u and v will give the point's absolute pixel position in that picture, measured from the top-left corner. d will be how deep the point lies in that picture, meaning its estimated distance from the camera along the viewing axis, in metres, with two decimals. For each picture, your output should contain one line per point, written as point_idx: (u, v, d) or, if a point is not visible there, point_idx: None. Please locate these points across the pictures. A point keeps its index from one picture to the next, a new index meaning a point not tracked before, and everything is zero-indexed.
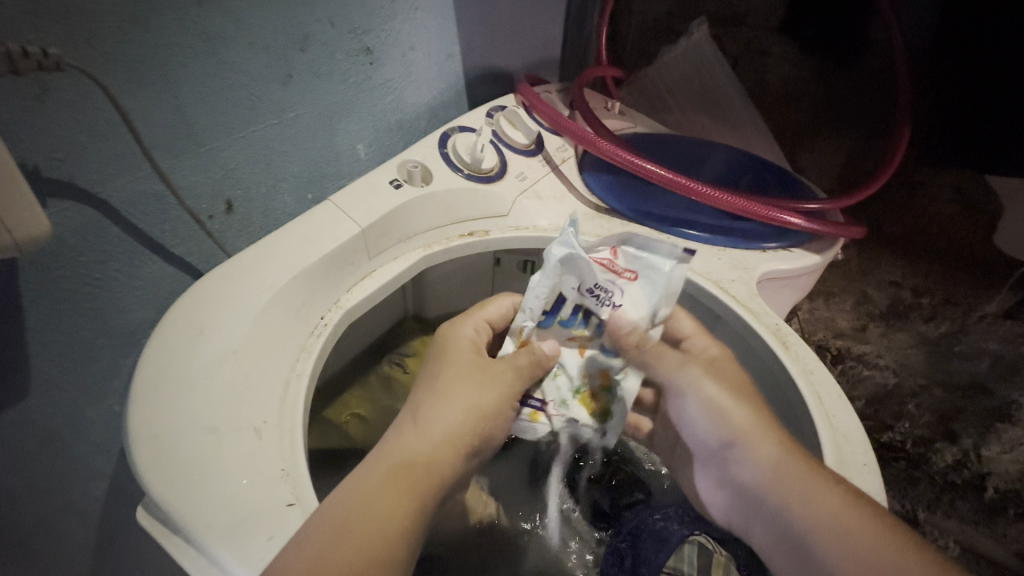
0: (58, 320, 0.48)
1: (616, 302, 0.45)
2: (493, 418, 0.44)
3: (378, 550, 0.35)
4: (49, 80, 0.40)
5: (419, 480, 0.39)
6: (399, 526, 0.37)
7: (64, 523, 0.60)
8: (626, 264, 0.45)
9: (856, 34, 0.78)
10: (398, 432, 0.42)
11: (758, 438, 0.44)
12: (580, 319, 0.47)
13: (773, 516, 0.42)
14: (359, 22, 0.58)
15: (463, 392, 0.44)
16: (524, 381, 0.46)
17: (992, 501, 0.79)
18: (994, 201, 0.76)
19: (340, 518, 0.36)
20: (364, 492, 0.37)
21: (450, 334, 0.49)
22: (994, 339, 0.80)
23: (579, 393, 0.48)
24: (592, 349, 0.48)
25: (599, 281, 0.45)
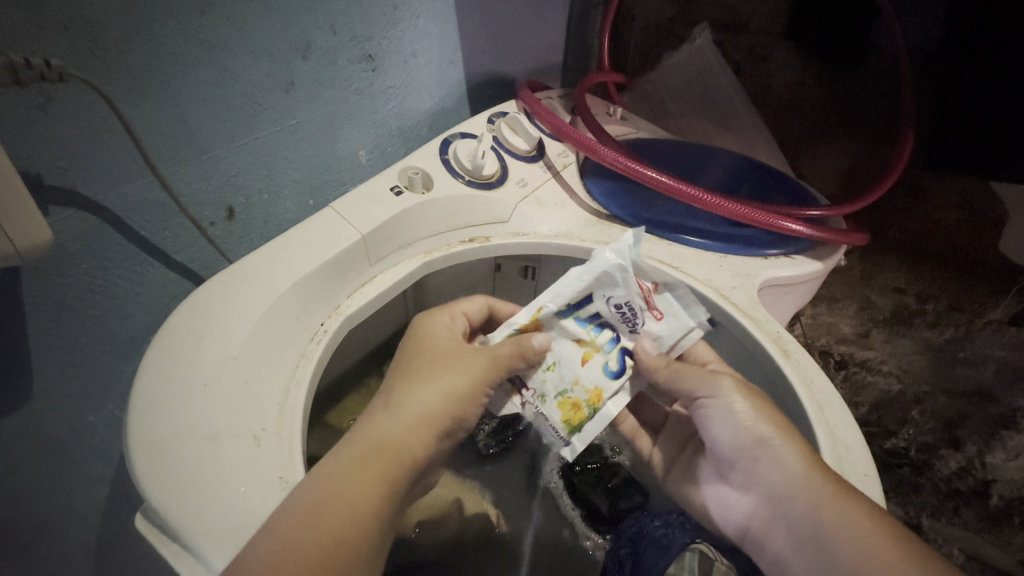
0: (59, 327, 0.48)
1: (636, 327, 0.50)
2: (468, 402, 0.45)
3: (346, 535, 0.36)
4: (52, 90, 0.40)
5: (389, 464, 0.40)
6: (367, 510, 0.37)
7: (66, 527, 0.60)
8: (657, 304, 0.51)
9: (858, 37, 0.77)
10: (370, 417, 0.42)
11: (779, 448, 0.43)
12: (595, 324, 0.50)
13: (794, 525, 0.42)
14: (361, 29, 0.58)
15: (439, 377, 0.44)
16: (502, 369, 0.47)
17: (997, 509, 0.79)
18: (1000, 207, 0.75)
19: (308, 503, 0.36)
20: (334, 476, 0.38)
21: (427, 324, 0.49)
22: (999, 345, 0.78)
23: (562, 396, 0.50)
24: (592, 361, 0.50)
25: (635, 304, 0.49)
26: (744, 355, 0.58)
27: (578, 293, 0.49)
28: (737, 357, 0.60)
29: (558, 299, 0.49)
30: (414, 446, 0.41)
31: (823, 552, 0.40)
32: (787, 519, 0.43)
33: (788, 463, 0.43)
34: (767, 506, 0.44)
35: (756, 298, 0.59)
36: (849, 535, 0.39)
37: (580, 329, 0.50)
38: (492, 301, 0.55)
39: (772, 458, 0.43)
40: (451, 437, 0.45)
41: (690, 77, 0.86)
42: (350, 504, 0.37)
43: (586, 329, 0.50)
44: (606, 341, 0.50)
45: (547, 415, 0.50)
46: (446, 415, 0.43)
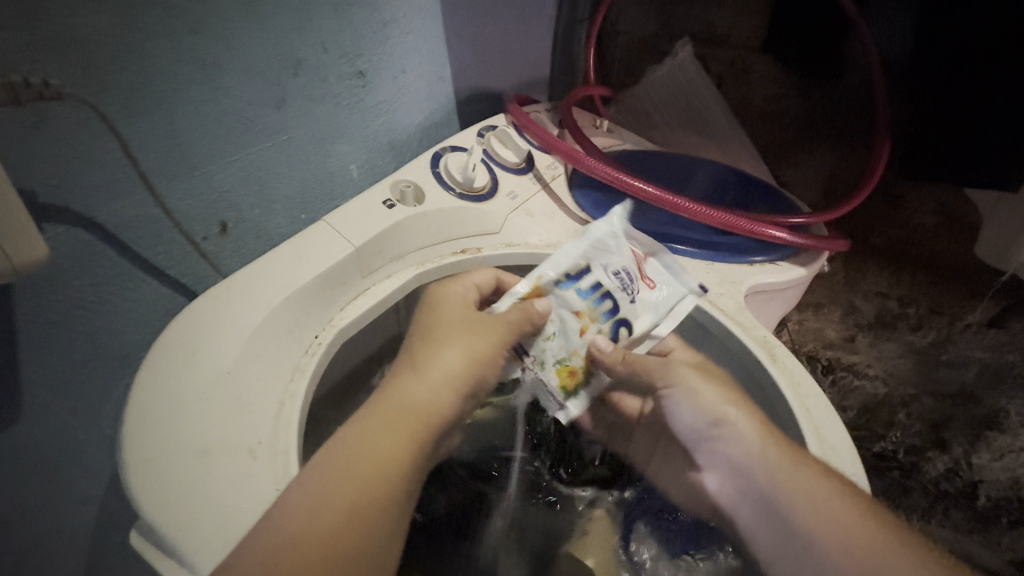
0: (50, 344, 0.48)
1: (633, 295, 0.53)
2: (488, 362, 0.47)
3: (373, 491, 0.38)
4: (46, 108, 0.41)
5: (417, 421, 0.42)
6: (394, 467, 0.40)
7: (55, 549, 0.59)
8: (650, 273, 0.54)
9: (833, 52, 0.80)
10: (396, 380, 0.44)
11: (745, 422, 0.46)
12: (595, 297, 0.52)
13: (758, 493, 0.46)
14: (351, 46, 0.59)
15: (461, 339, 0.46)
16: (514, 331, 0.49)
17: (984, 509, 0.81)
18: (975, 213, 0.78)
19: (339, 458, 0.39)
20: (364, 435, 0.40)
21: (440, 291, 0.51)
22: (980, 347, 0.81)
23: (561, 363, 0.52)
24: (592, 330, 0.52)
25: (628, 270, 0.53)
26: (732, 361, 0.59)
27: (575, 264, 0.53)
28: (725, 362, 0.61)
29: (558, 269, 0.52)
30: (440, 403, 0.44)
31: (789, 522, 0.44)
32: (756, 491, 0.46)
33: (748, 440, 0.46)
34: (735, 480, 0.48)
35: (743, 304, 0.60)
36: (814, 507, 0.42)
37: (580, 300, 0.52)
38: (501, 274, 0.56)
39: (732, 436, 0.47)
40: (473, 395, 0.47)
41: (674, 90, 0.88)
42: (377, 462, 0.39)
43: (586, 299, 0.52)
44: (603, 315, 0.52)
45: (545, 379, 0.53)
46: (467, 373, 0.45)
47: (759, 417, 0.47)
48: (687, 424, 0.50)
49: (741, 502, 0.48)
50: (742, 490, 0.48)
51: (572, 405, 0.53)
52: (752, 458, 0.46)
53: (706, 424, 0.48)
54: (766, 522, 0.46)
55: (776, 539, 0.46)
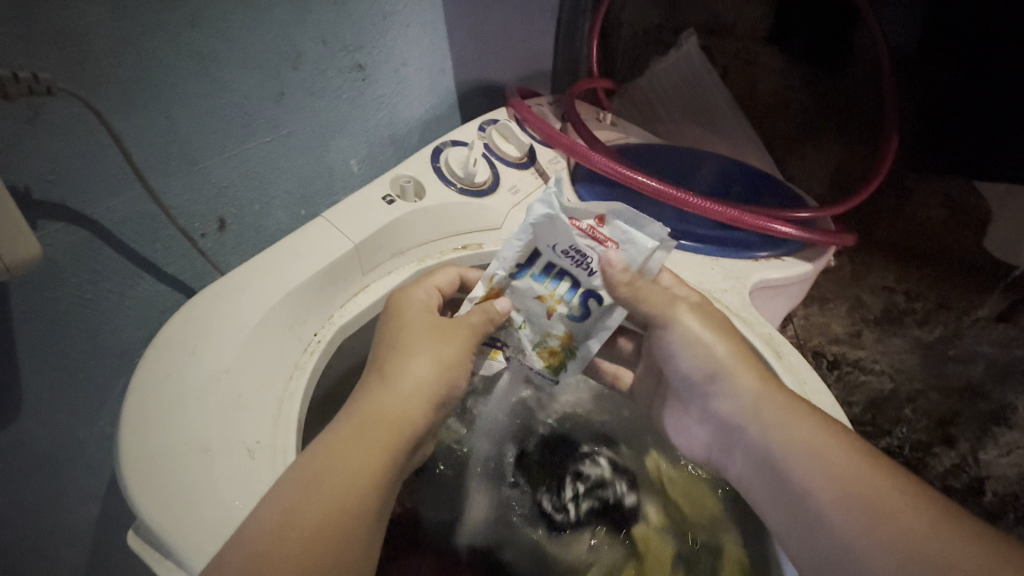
0: (49, 342, 0.48)
1: (591, 268, 0.47)
2: (457, 369, 0.46)
3: (347, 505, 0.37)
4: (41, 103, 0.40)
5: (389, 432, 0.41)
6: (369, 477, 0.38)
7: (57, 546, 0.59)
8: (609, 233, 0.46)
9: (842, 42, 0.78)
10: (367, 390, 0.43)
11: (738, 372, 0.47)
12: (551, 277, 0.49)
13: (750, 444, 0.46)
14: (351, 39, 0.58)
15: (428, 348, 0.45)
16: (479, 335, 0.48)
17: (992, 506, 0.80)
18: (984, 204, 0.76)
19: (308, 474, 0.37)
20: (334, 448, 0.39)
21: (402, 299, 0.50)
22: (987, 341, 0.81)
23: (539, 347, 0.52)
24: (561, 309, 0.50)
25: (579, 245, 0.47)
26: None
27: (522, 253, 0.49)
28: None
29: (505, 264, 0.50)
30: (412, 413, 0.42)
31: (776, 470, 0.43)
32: (748, 445, 0.46)
33: (741, 393, 0.47)
34: (724, 434, 0.49)
35: (748, 300, 0.60)
36: (801, 440, 0.42)
37: (537, 286, 0.50)
38: (463, 271, 0.55)
39: (728, 387, 0.48)
40: (445, 404, 0.46)
41: (679, 82, 0.87)
42: (348, 474, 0.38)
43: (544, 283, 0.49)
44: (566, 292, 0.49)
45: (530, 363, 0.53)
46: (437, 382, 0.44)
47: (758, 368, 0.48)
48: (685, 371, 0.51)
49: (734, 454, 0.48)
50: (730, 440, 0.48)
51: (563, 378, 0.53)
52: (744, 410, 0.46)
53: (702, 373, 0.50)
54: (755, 475, 0.45)
55: (764, 496, 0.44)
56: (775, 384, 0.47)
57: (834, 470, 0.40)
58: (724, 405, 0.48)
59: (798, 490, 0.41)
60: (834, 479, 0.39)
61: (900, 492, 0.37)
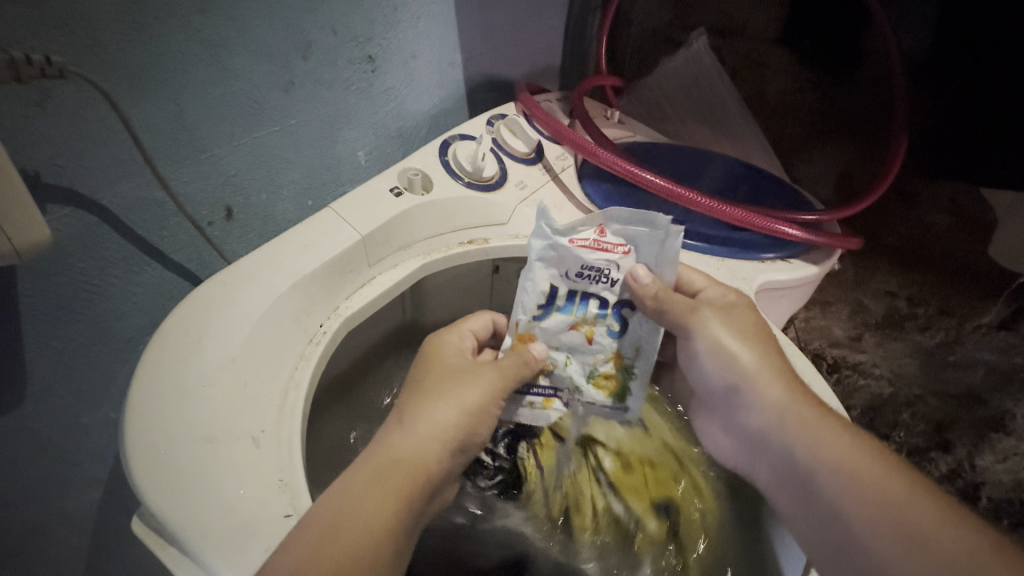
0: (53, 327, 0.48)
1: (613, 279, 0.47)
2: (480, 418, 0.45)
3: (364, 555, 0.36)
4: (51, 87, 0.40)
5: (406, 476, 0.40)
6: (384, 526, 0.37)
7: (59, 530, 0.60)
8: (617, 238, 0.46)
9: (853, 44, 0.78)
10: (384, 436, 0.43)
11: (762, 382, 0.45)
12: (578, 303, 0.48)
13: (780, 458, 0.44)
14: (361, 30, 0.58)
15: (454, 391, 0.45)
16: (511, 381, 0.47)
17: (987, 511, 0.80)
18: (990, 213, 0.76)
19: (326, 517, 0.36)
20: (353, 493, 0.38)
21: (435, 343, 0.50)
22: (987, 348, 0.81)
23: (592, 377, 0.50)
24: (598, 330, 0.49)
25: (591, 263, 0.46)
26: None
27: (539, 293, 0.48)
28: None
29: (525, 309, 0.49)
30: (430, 459, 0.42)
31: (807, 480, 0.42)
32: (774, 460, 0.44)
33: (767, 397, 0.44)
34: (752, 446, 0.46)
35: (754, 301, 0.60)
36: (836, 455, 0.41)
37: (566, 317, 0.48)
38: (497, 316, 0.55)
39: (749, 402, 0.45)
40: (467, 451, 0.45)
41: (687, 81, 0.86)
42: (366, 521, 0.37)
43: (573, 312, 0.48)
44: (597, 311, 0.48)
45: (591, 400, 0.51)
46: (459, 429, 0.44)
47: (783, 375, 0.45)
48: (711, 382, 0.48)
49: (757, 467, 0.47)
50: (757, 453, 0.46)
51: (631, 406, 0.51)
52: (772, 423, 0.44)
53: (725, 385, 0.47)
54: (784, 487, 0.44)
55: (794, 505, 0.43)
56: (799, 392, 0.44)
57: (877, 493, 0.38)
58: (750, 418, 0.46)
59: (830, 505, 0.40)
60: (876, 503, 0.38)
61: (924, 495, 0.38)
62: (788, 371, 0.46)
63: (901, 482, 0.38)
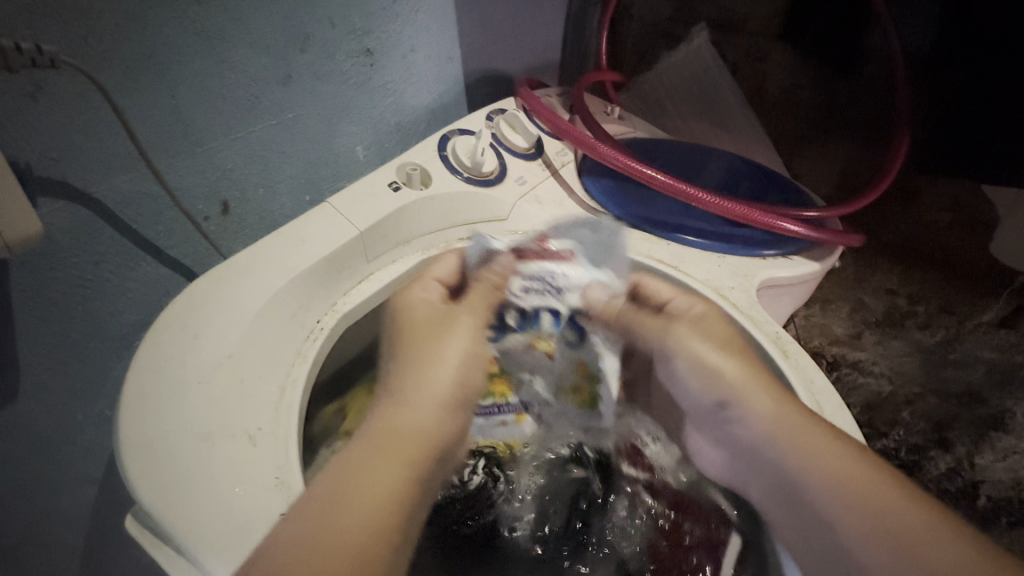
0: (45, 323, 0.47)
1: (560, 289, 0.49)
2: (472, 365, 0.49)
3: (378, 517, 0.36)
4: (42, 77, 0.39)
5: (408, 441, 0.41)
6: (395, 491, 0.38)
7: (54, 528, 0.59)
8: (557, 247, 0.52)
9: (856, 40, 0.77)
10: (381, 410, 0.44)
11: (752, 394, 0.47)
12: (531, 321, 0.50)
13: (772, 466, 0.44)
14: (359, 22, 0.57)
15: (438, 349, 0.47)
16: (483, 314, 0.50)
17: (984, 510, 0.79)
18: (991, 211, 0.76)
19: (334, 489, 0.37)
20: (357, 462, 0.38)
21: (403, 302, 0.50)
22: (987, 347, 0.80)
23: (560, 388, 0.53)
24: (557, 346, 0.51)
25: (537, 276, 0.49)
26: None
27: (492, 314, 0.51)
28: None
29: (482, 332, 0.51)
30: (428, 422, 0.43)
31: (799, 491, 0.42)
32: (768, 469, 0.45)
33: (757, 414, 0.46)
34: (743, 457, 0.47)
35: (755, 299, 0.59)
36: (827, 462, 0.42)
37: (522, 335, 0.51)
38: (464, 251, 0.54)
39: (740, 414, 0.47)
40: (465, 404, 0.48)
41: (688, 77, 0.86)
42: (375, 488, 0.37)
43: (528, 330, 0.50)
44: (551, 325, 0.50)
45: (561, 409, 0.54)
46: (450, 382, 0.47)
47: (771, 388, 0.47)
48: (696, 396, 0.51)
49: (750, 478, 0.47)
50: (748, 466, 0.47)
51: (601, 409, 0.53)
52: (763, 432, 0.45)
53: (713, 399, 0.49)
54: (776, 498, 0.44)
55: (787, 519, 0.43)
56: (785, 402, 0.46)
57: (868, 504, 0.39)
58: (743, 430, 0.47)
59: (823, 514, 0.40)
60: (867, 513, 0.39)
61: (911, 499, 0.39)
62: (770, 383, 0.47)
63: (893, 493, 0.40)
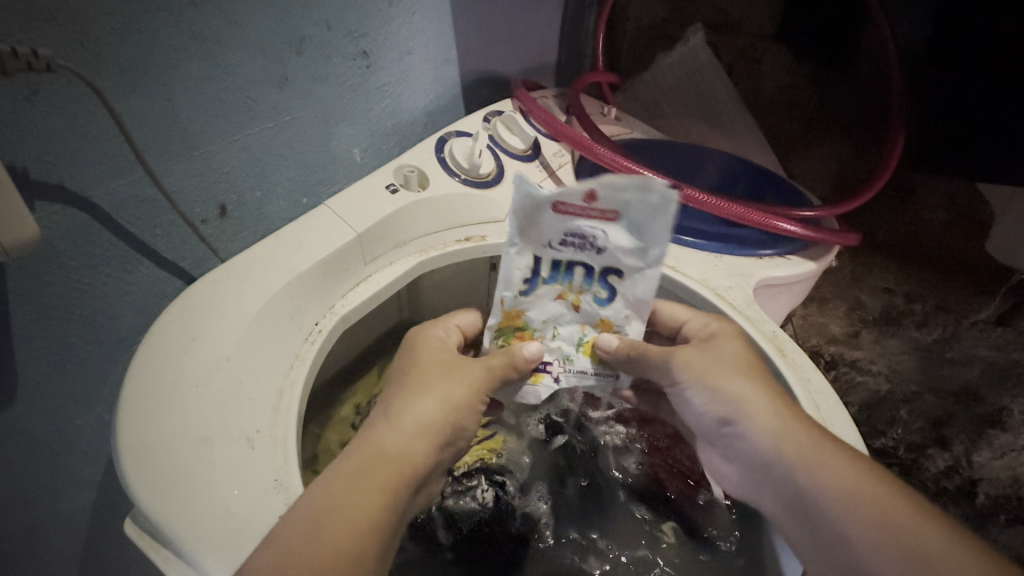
0: (42, 328, 0.47)
1: (600, 248, 0.40)
2: (467, 411, 0.43)
3: (344, 549, 0.34)
4: (38, 81, 0.39)
5: (389, 472, 0.38)
6: (366, 520, 0.36)
7: (51, 534, 0.59)
8: (609, 204, 0.38)
9: (852, 40, 0.77)
10: (371, 429, 0.41)
11: (757, 409, 0.43)
12: (562, 274, 0.42)
13: (783, 483, 0.42)
14: (355, 25, 0.57)
15: (438, 386, 0.42)
16: (496, 382, 0.45)
17: (983, 507, 0.79)
18: (987, 207, 0.77)
19: (308, 517, 0.35)
20: (334, 487, 0.37)
21: (419, 337, 0.47)
22: (985, 345, 0.81)
23: (580, 344, 0.46)
24: (585, 301, 0.44)
25: (579, 229, 0.39)
26: None
27: (523, 270, 0.42)
28: None
29: (510, 285, 0.43)
30: (415, 454, 0.39)
31: (810, 505, 0.40)
32: (777, 487, 0.43)
33: (761, 434, 0.43)
34: (753, 473, 0.44)
35: (752, 298, 0.59)
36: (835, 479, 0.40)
37: (553, 288, 0.43)
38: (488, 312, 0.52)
39: (743, 432, 0.44)
40: (454, 444, 0.43)
41: (684, 78, 0.86)
42: (346, 516, 0.35)
43: (563, 283, 0.43)
44: (584, 282, 0.42)
45: (580, 369, 0.47)
46: (443, 423, 0.41)
47: (778, 400, 0.44)
48: (700, 418, 0.47)
49: (763, 492, 0.45)
50: (760, 481, 0.44)
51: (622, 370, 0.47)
52: (770, 449, 0.42)
53: (716, 418, 0.46)
54: (789, 512, 0.42)
55: (799, 530, 0.41)
56: (792, 414, 0.43)
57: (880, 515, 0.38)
58: (747, 448, 0.44)
59: (834, 529, 0.39)
60: (877, 525, 0.37)
61: (925, 516, 0.37)
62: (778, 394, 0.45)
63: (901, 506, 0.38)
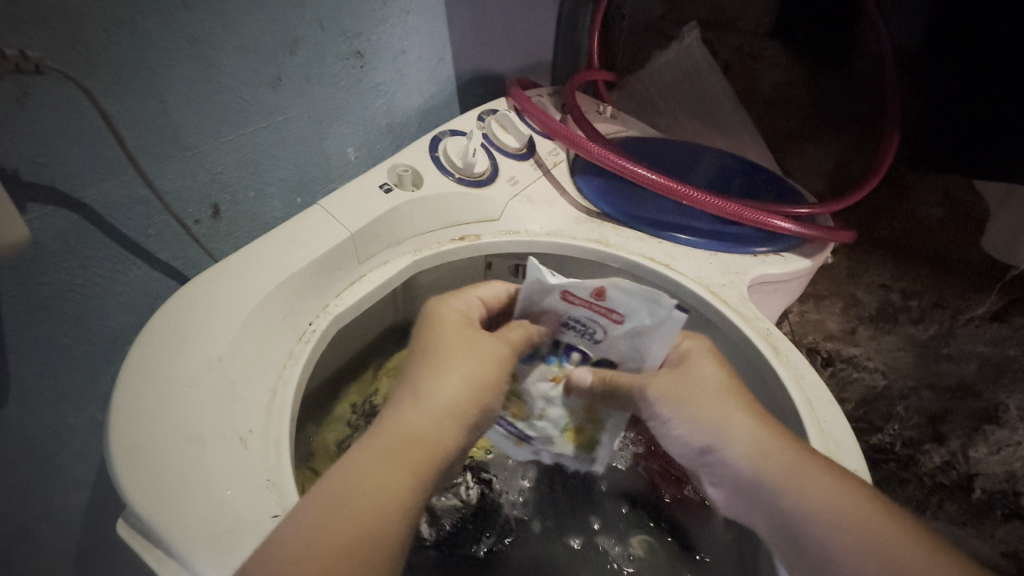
0: (34, 329, 0.47)
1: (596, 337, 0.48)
2: (490, 390, 0.43)
3: (375, 529, 0.35)
4: (28, 83, 0.39)
5: (419, 452, 0.38)
6: (395, 503, 0.36)
7: (46, 533, 0.59)
8: (613, 305, 0.45)
9: (847, 41, 0.78)
10: (396, 407, 0.40)
11: (733, 429, 0.44)
12: (561, 354, 0.50)
13: (766, 503, 0.42)
14: (349, 24, 0.57)
15: (464, 366, 0.42)
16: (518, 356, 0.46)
17: (980, 501, 0.80)
18: (983, 204, 0.76)
19: (335, 496, 0.35)
20: (361, 468, 0.37)
21: (441, 311, 0.47)
22: (982, 340, 0.79)
23: (565, 431, 0.51)
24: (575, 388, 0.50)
25: (584, 319, 0.47)
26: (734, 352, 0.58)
27: None
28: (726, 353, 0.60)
29: None
30: (443, 435, 0.39)
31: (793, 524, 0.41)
32: (760, 505, 0.43)
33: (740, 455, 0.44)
34: (739, 496, 0.45)
35: (746, 295, 0.59)
36: (816, 498, 0.40)
37: (549, 368, 0.50)
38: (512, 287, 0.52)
39: (726, 456, 0.44)
40: (480, 425, 0.43)
41: (679, 76, 0.86)
42: (376, 499, 0.35)
43: (557, 362, 0.50)
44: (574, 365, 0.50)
45: (559, 449, 0.53)
46: (470, 404, 0.41)
47: (758, 418, 0.45)
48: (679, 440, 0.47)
49: (751, 514, 0.45)
50: (745, 501, 0.45)
51: (597, 453, 0.53)
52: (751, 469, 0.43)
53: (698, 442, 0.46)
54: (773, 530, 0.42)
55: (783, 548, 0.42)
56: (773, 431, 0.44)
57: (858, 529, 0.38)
58: (730, 470, 0.45)
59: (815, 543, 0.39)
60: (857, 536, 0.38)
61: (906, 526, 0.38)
62: (758, 413, 0.45)
63: (877, 520, 0.38)
